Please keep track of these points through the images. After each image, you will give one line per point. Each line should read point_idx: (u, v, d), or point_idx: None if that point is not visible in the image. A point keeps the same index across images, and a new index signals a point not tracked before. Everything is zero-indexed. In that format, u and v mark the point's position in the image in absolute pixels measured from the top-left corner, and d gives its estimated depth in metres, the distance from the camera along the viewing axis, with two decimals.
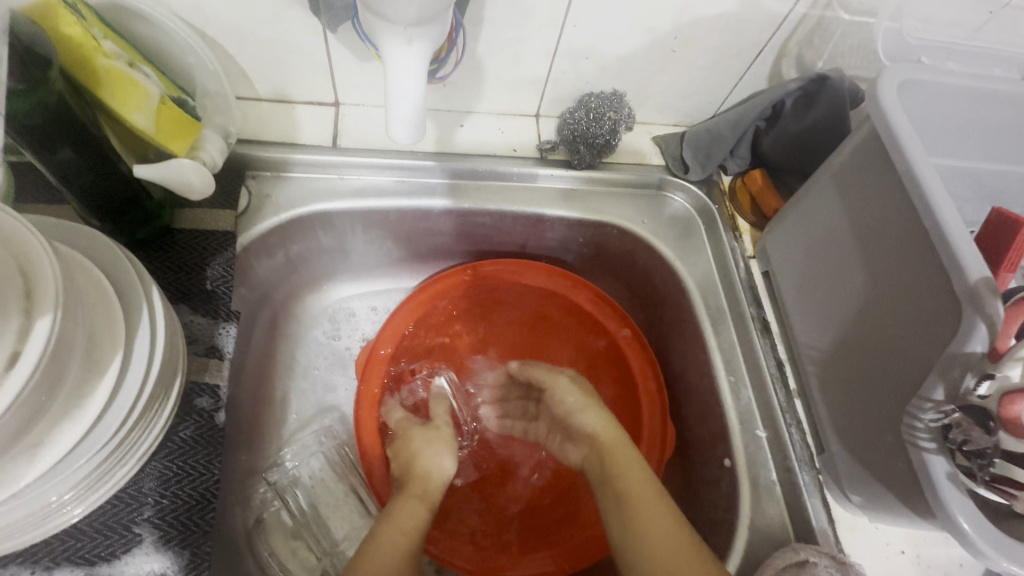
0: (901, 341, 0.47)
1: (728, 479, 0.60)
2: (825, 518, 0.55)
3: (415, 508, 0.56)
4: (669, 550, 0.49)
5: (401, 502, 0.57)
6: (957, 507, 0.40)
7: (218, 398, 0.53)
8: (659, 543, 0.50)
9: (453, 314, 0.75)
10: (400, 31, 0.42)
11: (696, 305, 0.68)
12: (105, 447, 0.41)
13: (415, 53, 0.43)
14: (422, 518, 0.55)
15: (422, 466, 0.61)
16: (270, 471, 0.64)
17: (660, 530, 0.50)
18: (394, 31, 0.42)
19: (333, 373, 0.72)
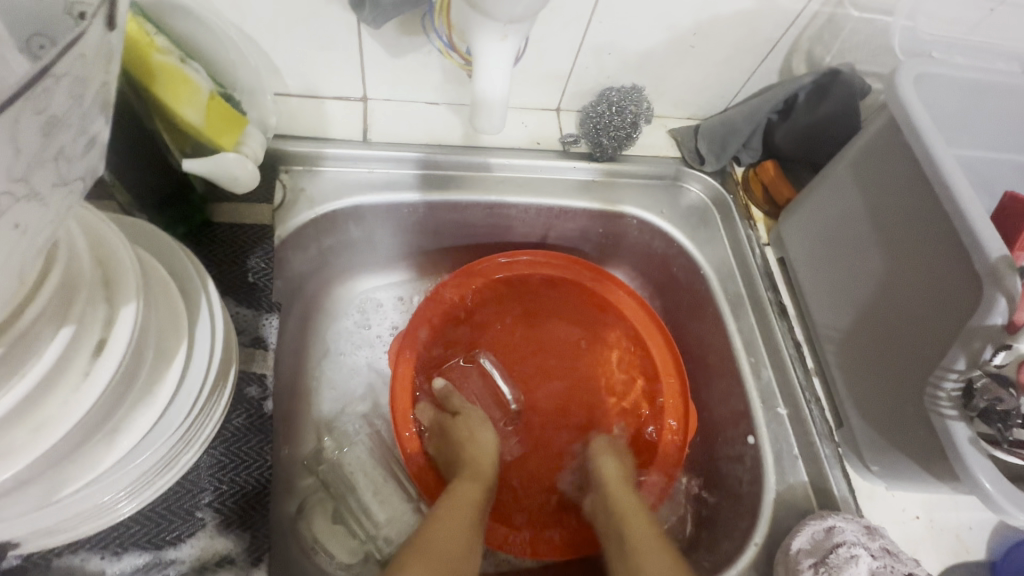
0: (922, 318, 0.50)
1: (752, 454, 0.63)
2: (846, 487, 0.59)
3: (467, 494, 0.61)
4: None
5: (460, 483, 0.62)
6: (978, 469, 0.44)
7: (265, 387, 0.54)
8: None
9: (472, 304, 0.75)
10: (500, 28, 0.44)
11: (715, 291, 0.71)
12: (175, 433, 0.42)
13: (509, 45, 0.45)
14: (474, 503, 0.61)
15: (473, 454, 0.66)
16: (307, 460, 0.65)
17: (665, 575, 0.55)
18: (495, 27, 0.44)
19: (357, 354, 0.73)
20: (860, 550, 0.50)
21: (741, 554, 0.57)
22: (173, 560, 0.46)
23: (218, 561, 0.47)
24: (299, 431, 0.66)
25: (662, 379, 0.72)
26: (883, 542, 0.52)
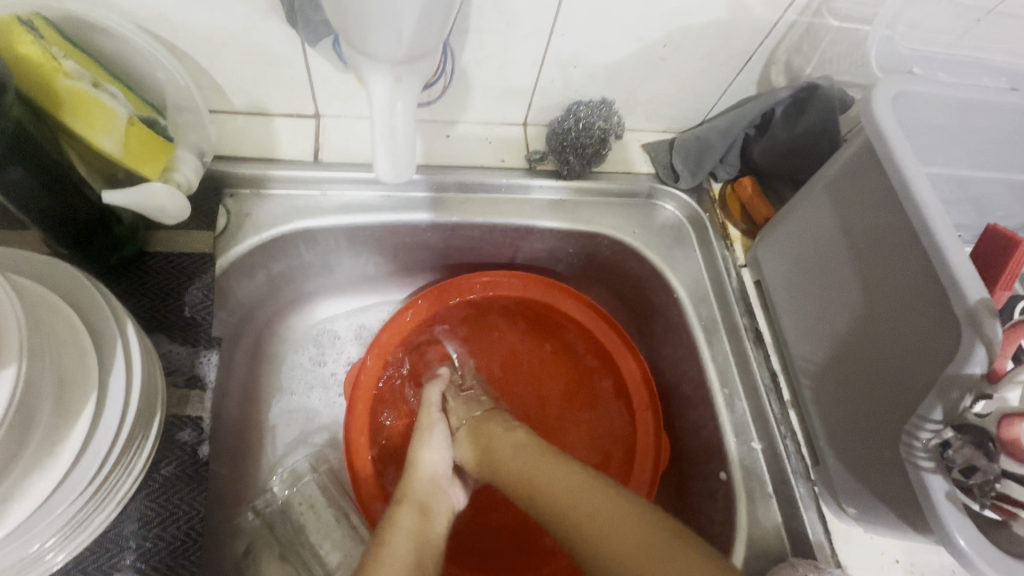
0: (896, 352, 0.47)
1: (724, 492, 0.60)
2: (822, 530, 0.56)
3: (410, 525, 0.54)
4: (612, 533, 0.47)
5: (396, 509, 0.56)
6: (955, 526, 0.40)
7: (201, 431, 0.51)
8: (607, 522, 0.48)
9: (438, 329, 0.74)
10: (388, 69, 0.41)
11: (688, 316, 0.67)
12: (81, 495, 0.39)
13: (402, 90, 0.43)
14: (417, 536, 0.54)
15: (421, 475, 0.60)
16: (255, 498, 0.62)
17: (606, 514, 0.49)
18: (381, 69, 0.41)
19: (310, 395, 0.70)
20: None
21: None
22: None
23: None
24: (248, 467, 0.63)
25: (635, 397, 0.69)
26: None
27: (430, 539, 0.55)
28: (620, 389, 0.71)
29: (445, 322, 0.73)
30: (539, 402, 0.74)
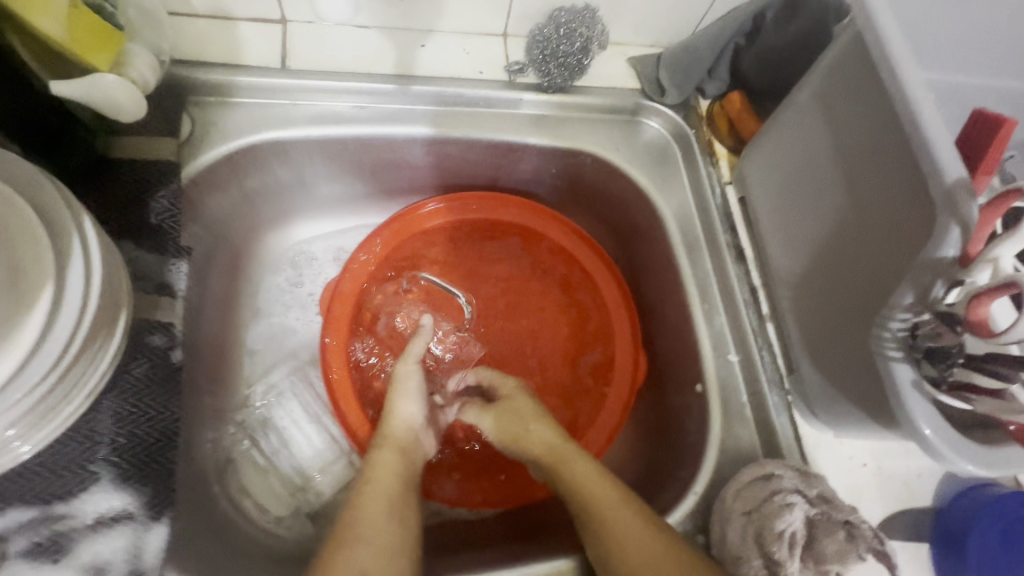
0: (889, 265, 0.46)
1: (699, 402, 0.61)
2: (793, 436, 0.57)
3: (391, 463, 0.56)
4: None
5: (375, 455, 0.57)
6: (919, 415, 0.40)
7: (172, 336, 0.50)
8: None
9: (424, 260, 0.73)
10: None
11: (670, 235, 0.66)
12: (44, 383, 0.38)
13: None
14: (397, 474, 0.56)
15: (397, 422, 0.60)
16: (236, 411, 0.63)
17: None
18: None
19: (289, 313, 0.70)
20: (796, 498, 0.48)
21: (679, 504, 0.55)
22: (65, 513, 0.43)
23: (115, 515, 0.43)
24: (228, 384, 0.64)
25: (615, 333, 0.70)
26: (820, 488, 0.50)
27: (410, 476, 0.57)
28: (603, 326, 0.71)
29: (433, 253, 0.73)
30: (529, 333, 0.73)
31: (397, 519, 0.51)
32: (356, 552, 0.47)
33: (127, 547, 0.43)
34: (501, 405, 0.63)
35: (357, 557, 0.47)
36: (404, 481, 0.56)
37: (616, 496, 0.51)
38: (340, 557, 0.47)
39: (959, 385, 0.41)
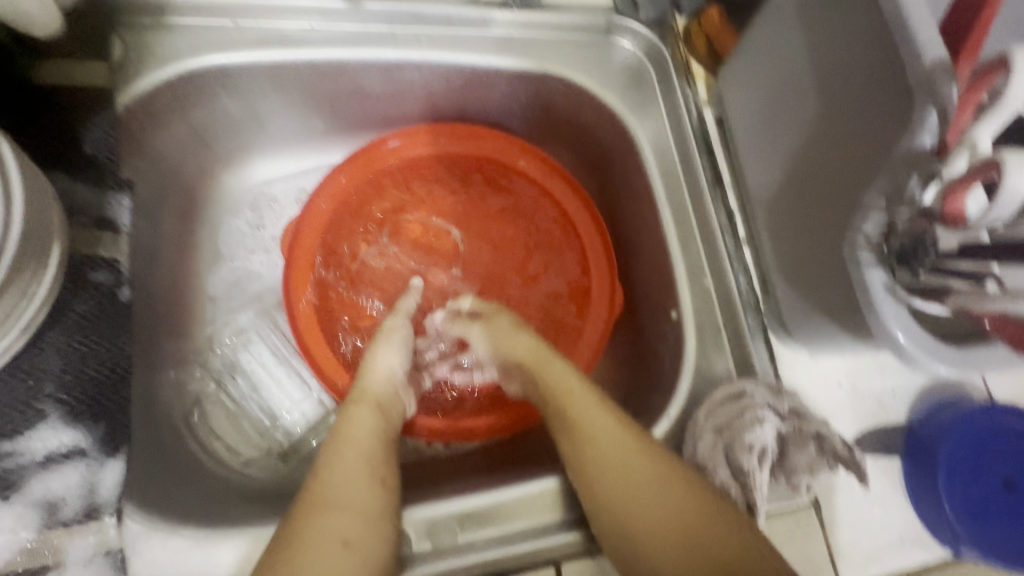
0: (857, 164, 0.45)
1: (675, 330, 0.60)
2: (767, 356, 0.56)
3: (368, 421, 0.52)
4: (652, 510, 0.45)
5: (351, 410, 0.53)
6: (892, 320, 0.39)
7: (119, 274, 0.48)
8: (654, 497, 0.45)
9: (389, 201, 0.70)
10: None
11: (646, 161, 0.63)
12: None
13: None
14: (376, 431, 0.51)
15: (374, 376, 0.57)
16: (203, 355, 0.62)
17: (651, 491, 0.45)
18: None
19: (253, 257, 0.67)
20: (767, 415, 0.48)
21: (654, 428, 0.55)
22: (11, 451, 0.42)
23: (66, 451, 0.43)
24: (190, 328, 0.62)
25: (591, 259, 0.67)
26: (792, 403, 0.49)
27: (390, 436, 0.53)
28: (580, 254, 0.69)
29: (398, 198, 0.71)
30: (504, 272, 0.72)
31: (376, 480, 0.48)
32: (332, 518, 0.43)
33: (80, 484, 0.42)
34: (485, 323, 0.61)
35: (334, 523, 0.43)
36: (383, 442, 0.51)
37: (607, 420, 0.49)
38: (314, 522, 0.43)
39: (925, 284, 0.40)
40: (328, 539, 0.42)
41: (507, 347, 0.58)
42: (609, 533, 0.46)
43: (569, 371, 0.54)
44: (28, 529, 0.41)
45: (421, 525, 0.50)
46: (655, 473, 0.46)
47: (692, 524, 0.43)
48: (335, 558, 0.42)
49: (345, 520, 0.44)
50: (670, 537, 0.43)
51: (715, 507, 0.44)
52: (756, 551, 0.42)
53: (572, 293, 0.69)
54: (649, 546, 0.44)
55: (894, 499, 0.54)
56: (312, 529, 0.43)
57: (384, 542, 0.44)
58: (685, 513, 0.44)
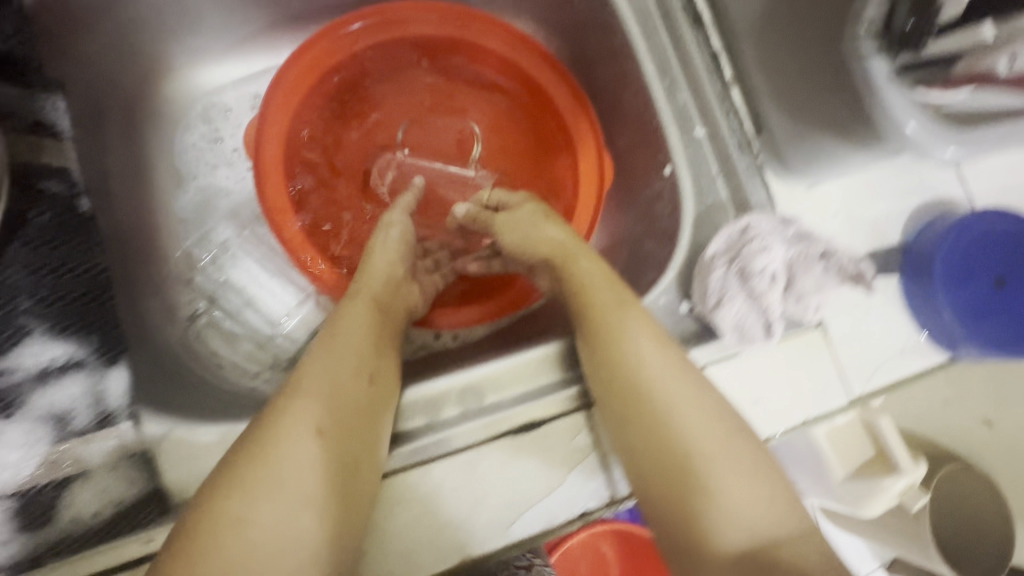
0: None
1: (670, 184, 0.58)
2: (764, 193, 0.56)
3: (360, 318, 0.50)
4: (677, 446, 0.45)
5: (346, 307, 0.51)
6: (901, 112, 0.40)
7: (71, 183, 0.49)
8: (680, 431, 0.45)
9: (348, 99, 0.66)
10: None
11: (622, 9, 0.58)
12: None
13: None
14: (363, 327, 0.49)
15: (372, 275, 0.54)
16: (191, 277, 0.58)
17: (685, 425, 0.45)
18: None
19: (216, 173, 0.62)
20: (771, 243, 0.48)
21: (662, 280, 0.55)
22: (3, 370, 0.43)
23: (62, 364, 0.44)
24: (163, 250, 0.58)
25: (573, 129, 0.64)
26: (797, 228, 0.49)
27: (384, 330, 0.51)
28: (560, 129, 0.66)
29: (367, 92, 0.67)
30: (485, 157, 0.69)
31: (363, 373, 0.46)
32: (310, 406, 0.43)
33: (86, 394, 0.44)
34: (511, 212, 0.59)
35: (311, 410, 0.42)
36: (377, 337, 0.50)
37: (655, 347, 0.47)
38: (291, 406, 0.43)
39: (946, 55, 0.40)
40: (301, 426, 0.42)
41: (529, 237, 0.56)
42: (631, 450, 0.46)
43: (597, 265, 0.53)
44: (40, 445, 0.42)
45: (422, 399, 0.49)
46: (701, 416, 0.45)
47: (698, 468, 0.44)
48: (308, 445, 0.41)
49: (324, 408, 0.43)
50: (667, 463, 0.45)
51: (749, 455, 0.44)
52: (771, 504, 0.43)
53: (560, 173, 0.68)
54: (647, 462, 0.46)
55: (893, 314, 0.56)
56: (291, 413, 0.42)
57: (370, 437, 0.44)
58: (695, 457, 0.44)
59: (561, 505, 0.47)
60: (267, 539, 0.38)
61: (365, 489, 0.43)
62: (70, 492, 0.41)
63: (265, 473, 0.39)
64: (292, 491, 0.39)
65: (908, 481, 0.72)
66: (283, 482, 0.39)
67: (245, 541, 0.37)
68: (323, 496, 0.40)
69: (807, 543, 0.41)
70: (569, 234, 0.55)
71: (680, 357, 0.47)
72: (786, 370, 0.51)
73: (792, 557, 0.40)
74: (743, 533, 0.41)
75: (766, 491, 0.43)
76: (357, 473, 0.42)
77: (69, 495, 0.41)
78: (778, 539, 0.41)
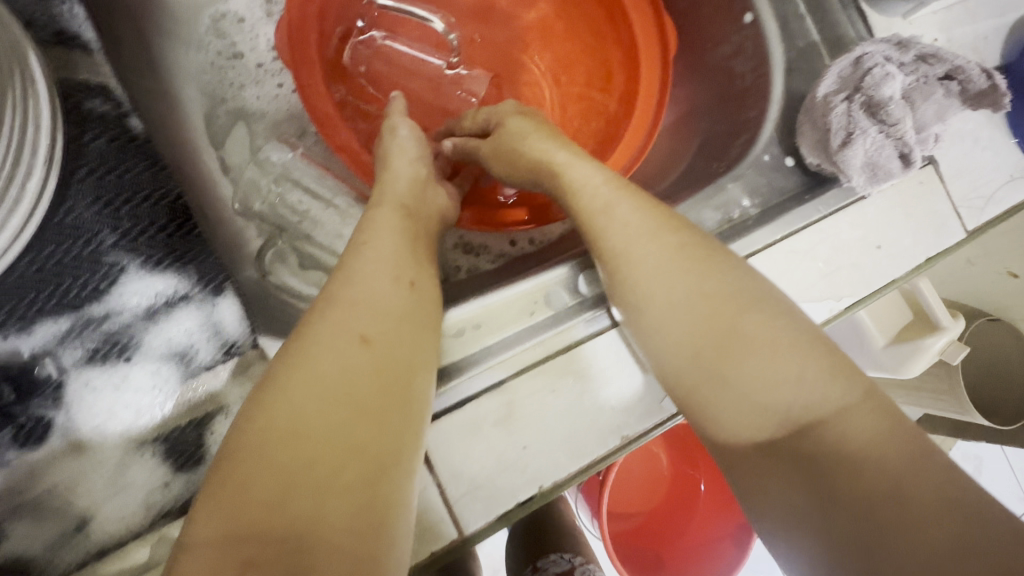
0: None
1: (753, 34, 0.53)
2: (862, 26, 0.52)
3: (392, 223, 0.42)
4: (706, 344, 0.35)
5: (372, 213, 0.43)
6: None
7: (117, 102, 0.47)
8: (771, 346, 0.34)
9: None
10: None
11: None
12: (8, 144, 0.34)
13: None
14: (400, 232, 0.42)
15: (396, 179, 0.46)
16: (247, 205, 0.49)
17: (700, 317, 0.36)
18: None
19: (243, 91, 0.54)
20: (893, 68, 0.43)
21: (759, 135, 0.51)
22: (106, 313, 0.43)
23: (169, 299, 0.45)
24: None
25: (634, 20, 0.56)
26: (918, 50, 0.45)
27: (420, 235, 0.44)
28: (608, 22, 0.59)
29: None
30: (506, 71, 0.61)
31: (402, 280, 0.38)
32: (348, 312, 0.35)
33: (203, 326, 0.44)
34: (528, 121, 0.49)
35: (352, 319, 0.35)
36: (413, 244, 0.42)
37: (649, 243, 0.39)
38: (329, 318, 0.35)
39: None
40: (342, 333, 0.34)
41: (515, 151, 0.48)
42: (654, 354, 0.38)
43: (598, 169, 0.44)
44: (171, 384, 0.42)
45: (457, 327, 0.40)
46: (718, 305, 0.36)
47: (824, 408, 0.31)
48: (353, 355, 0.33)
49: (365, 315, 0.35)
50: (770, 392, 0.33)
51: (782, 334, 0.34)
52: (827, 383, 0.32)
53: (604, 49, 0.60)
54: (733, 395, 0.34)
55: (1000, 142, 0.52)
56: (327, 321, 0.34)
57: (420, 350, 0.36)
58: (812, 386, 0.32)
59: (631, 416, 0.40)
60: (321, 459, 0.30)
61: (422, 407, 0.34)
62: (213, 428, 0.40)
63: (306, 383, 0.32)
64: (339, 402, 0.31)
65: (946, 340, 0.64)
66: (330, 393, 0.32)
67: (294, 461, 0.29)
68: (377, 409, 0.32)
69: (867, 412, 0.31)
70: (554, 140, 0.47)
71: (679, 242, 0.38)
72: (903, 210, 0.49)
73: (837, 438, 0.30)
74: (775, 421, 0.32)
75: (792, 370, 0.33)
76: (411, 386, 0.34)
77: (213, 429, 0.40)
78: (819, 417, 0.31)
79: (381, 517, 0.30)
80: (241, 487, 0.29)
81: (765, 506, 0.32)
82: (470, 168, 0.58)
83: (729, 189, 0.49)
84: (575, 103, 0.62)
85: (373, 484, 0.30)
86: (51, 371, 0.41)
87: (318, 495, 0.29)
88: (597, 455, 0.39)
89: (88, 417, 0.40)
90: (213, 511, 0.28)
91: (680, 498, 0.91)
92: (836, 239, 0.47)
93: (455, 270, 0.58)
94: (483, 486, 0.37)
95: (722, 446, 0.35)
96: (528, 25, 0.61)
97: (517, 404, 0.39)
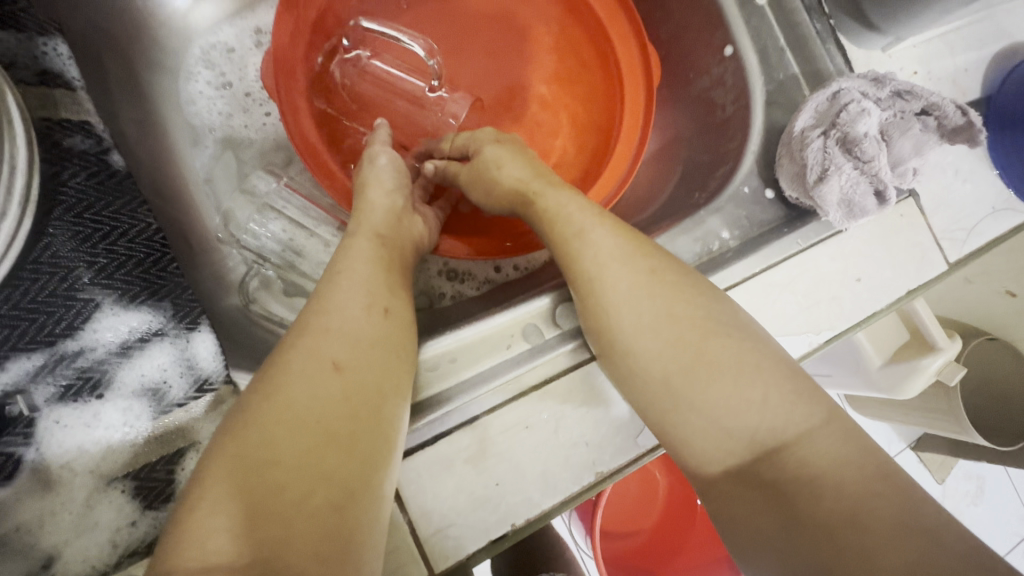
0: None
1: (732, 67, 0.53)
2: (841, 60, 0.52)
3: (367, 253, 0.42)
4: (673, 369, 0.35)
5: (348, 243, 0.43)
6: None
7: (98, 139, 0.47)
8: (738, 371, 0.34)
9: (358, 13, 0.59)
10: None
11: None
12: None
13: None
14: (376, 260, 0.42)
15: (374, 210, 0.47)
16: (236, 235, 0.53)
17: (670, 341, 0.36)
18: None
19: (233, 120, 0.56)
20: (869, 105, 0.44)
21: (739, 167, 0.51)
22: (79, 350, 0.42)
23: (144, 334, 0.45)
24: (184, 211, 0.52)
25: (617, 46, 0.57)
26: (895, 87, 0.45)
27: (395, 267, 0.44)
28: (591, 46, 0.60)
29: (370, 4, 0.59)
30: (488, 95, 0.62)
31: (376, 308, 0.38)
32: (321, 339, 0.35)
33: (177, 360, 0.45)
34: (506, 150, 0.50)
35: (324, 345, 0.35)
36: (388, 274, 0.42)
37: (621, 268, 0.39)
38: (301, 346, 0.35)
39: None
40: (314, 361, 0.34)
41: (492, 181, 0.49)
42: (622, 378, 0.38)
43: (574, 197, 0.44)
44: (142, 420, 0.42)
45: (433, 361, 0.40)
46: (686, 328, 0.36)
47: (787, 432, 0.32)
48: (324, 381, 0.33)
49: (338, 342, 0.35)
50: (735, 414, 0.33)
51: (748, 355, 0.35)
52: (790, 406, 0.33)
53: (587, 76, 0.61)
54: (701, 421, 0.34)
55: (981, 173, 0.52)
56: (299, 348, 0.35)
57: (393, 376, 0.36)
58: (774, 411, 0.32)
59: (604, 453, 0.40)
60: (291, 485, 0.29)
61: (394, 432, 0.34)
62: (182, 464, 0.40)
63: (277, 409, 0.32)
64: (309, 428, 0.31)
65: (942, 361, 0.61)
66: (300, 420, 0.31)
67: (263, 489, 0.29)
68: (347, 434, 0.32)
69: (828, 435, 0.32)
70: (534, 169, 0.47)
71: (650, 265, 0.39)
72: (885, 242, 0.49)
73: (800, 462, 0.31)
74: (741, 443, 0.33)
75: (756, 393, 0.33)
76: (383, 412, 0.34)
77: (183, 465, 0.40)
78: (782, 442, 0.32)
79: (349, 542, 0.30)
80: (208, 513, 0.28)
81: (743, 537, 0.32)
82: (450, 192, 0.59)
83: (709, 221, 0.49)
84: (558, 125, 0.62)
85: (342, 509, 0.30)
86: (22, 409, 0.39)
87: (287, 521, 0.29)
88: (571, 492, 0.39)
89: (58, 452, 0.39)
90: (180, 542, 0.28)
91: (674, 519, 0.90)
92: (815, 272, 0.47)
93: (440, 297, 0.58)
94: (453, 525, 0.37)
95: (693, 471, 0.35)
96: (512, 48, 0.61)
97: (490, 441, 0.39)
